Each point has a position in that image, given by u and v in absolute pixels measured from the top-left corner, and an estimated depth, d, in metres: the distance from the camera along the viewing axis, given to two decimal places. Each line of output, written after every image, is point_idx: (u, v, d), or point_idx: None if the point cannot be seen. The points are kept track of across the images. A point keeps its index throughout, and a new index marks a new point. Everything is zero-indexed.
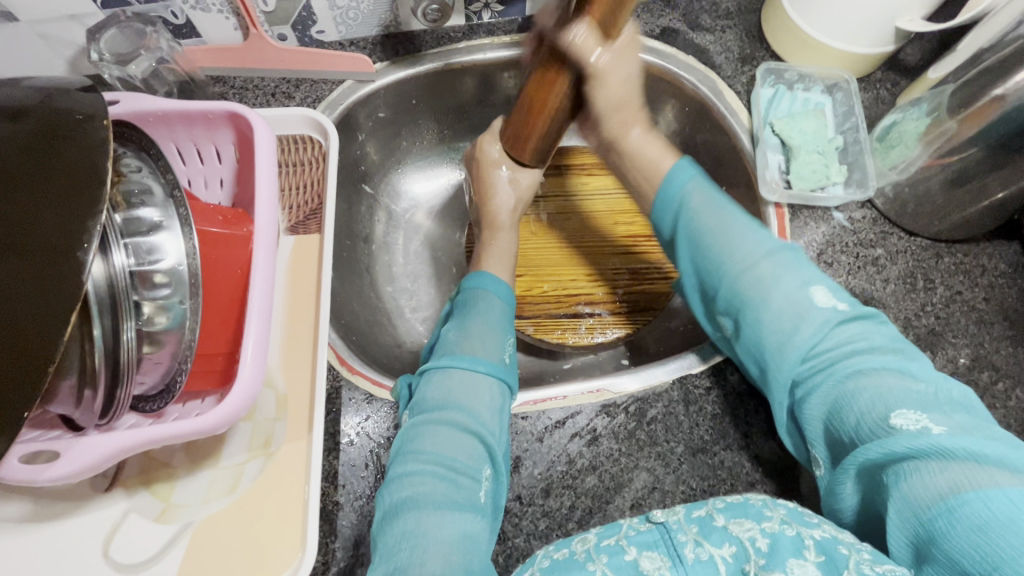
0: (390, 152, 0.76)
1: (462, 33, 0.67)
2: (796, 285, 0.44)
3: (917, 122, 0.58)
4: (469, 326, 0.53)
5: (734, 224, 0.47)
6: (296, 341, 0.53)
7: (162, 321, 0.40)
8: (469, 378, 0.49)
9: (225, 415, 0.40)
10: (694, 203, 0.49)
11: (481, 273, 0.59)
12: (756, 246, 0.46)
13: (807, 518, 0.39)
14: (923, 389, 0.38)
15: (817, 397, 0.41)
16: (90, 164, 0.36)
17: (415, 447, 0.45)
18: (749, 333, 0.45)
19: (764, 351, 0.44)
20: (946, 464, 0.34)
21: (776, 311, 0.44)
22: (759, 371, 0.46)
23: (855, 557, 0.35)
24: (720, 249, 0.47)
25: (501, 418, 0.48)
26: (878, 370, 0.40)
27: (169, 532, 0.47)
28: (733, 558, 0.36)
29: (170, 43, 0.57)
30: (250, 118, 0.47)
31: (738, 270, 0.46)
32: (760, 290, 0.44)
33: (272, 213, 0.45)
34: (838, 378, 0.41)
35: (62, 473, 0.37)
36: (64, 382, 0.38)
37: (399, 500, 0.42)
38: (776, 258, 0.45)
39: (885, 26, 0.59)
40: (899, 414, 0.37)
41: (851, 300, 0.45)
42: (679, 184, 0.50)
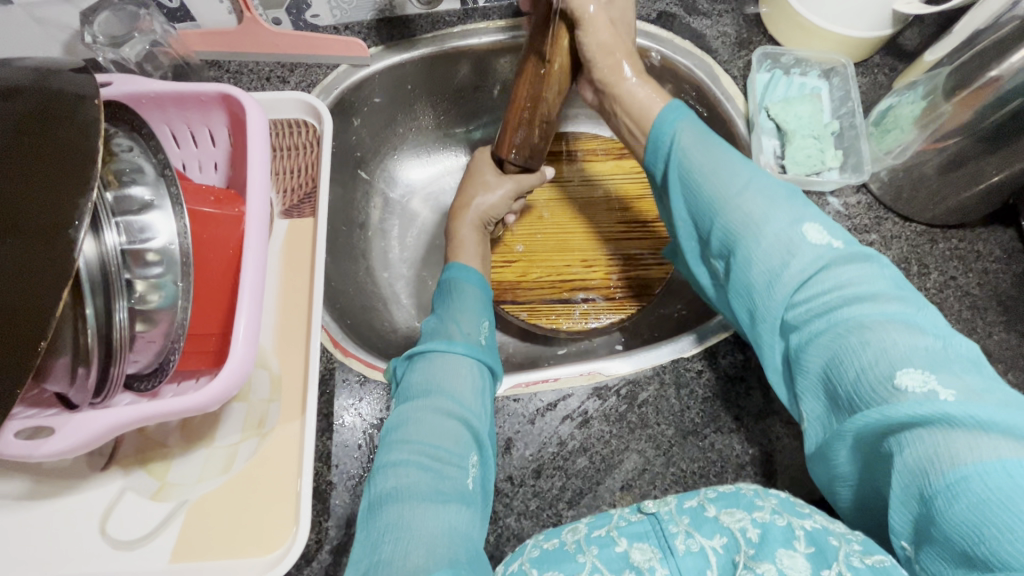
0: (387, 138, 0.76)
1: (458, 18, 0.67)
2: (790, 222, 0.43)
3: (912, 105, 0.58)
4: (447, 315, 0.55)
5: (723, 163, 0.46)
6: (291, 324, 0.54)
7: (154, 300, 0.40)
8: (449, 361, 0.49)
9: (218, 393, 0.41)
10: (683, 141, 0.49)
11: (460, 264, 0.61)
12: (744, 182, 0.45)
13: (798, 507, 0.40)
14: (928, 344, 0.36)
15: (814, 349, 0.40)
16: (81, 143, 0.37)
17: (401, 436, 0.45)
18: (741, 274, 0.43)
19: (755, 297, 0.43)
20: (950, 432, 0.33)
21: (766, 249, 0.42)
22: (747, 319, 0.45)
23: (846, 549, 0.35)
24: (709, 185, 0.46)
25: (484, 401, 0.49)
26: (882, 323, 0.38)
27: (165, 510, 0.47)
28: (724, 550, 0.37)
29: (164, 26, 0.58)
30: (242, 99, 0.47)
31: (727, 210, 0.45)
32: (752, 229, 0.43)
33: (263, 194, 0.45)
34: (838, 331, 0.39)
35: (56, 449, 0.38)
36: (58, 360, 0.38)
37: (386, 491, 0.42)
38: (767, 196, 0.44)
39: (881, 9, 0.59)
40: (905, 372, 0.35)
41: (848, 240, 0.43)
42: (669, 125, 0.50)
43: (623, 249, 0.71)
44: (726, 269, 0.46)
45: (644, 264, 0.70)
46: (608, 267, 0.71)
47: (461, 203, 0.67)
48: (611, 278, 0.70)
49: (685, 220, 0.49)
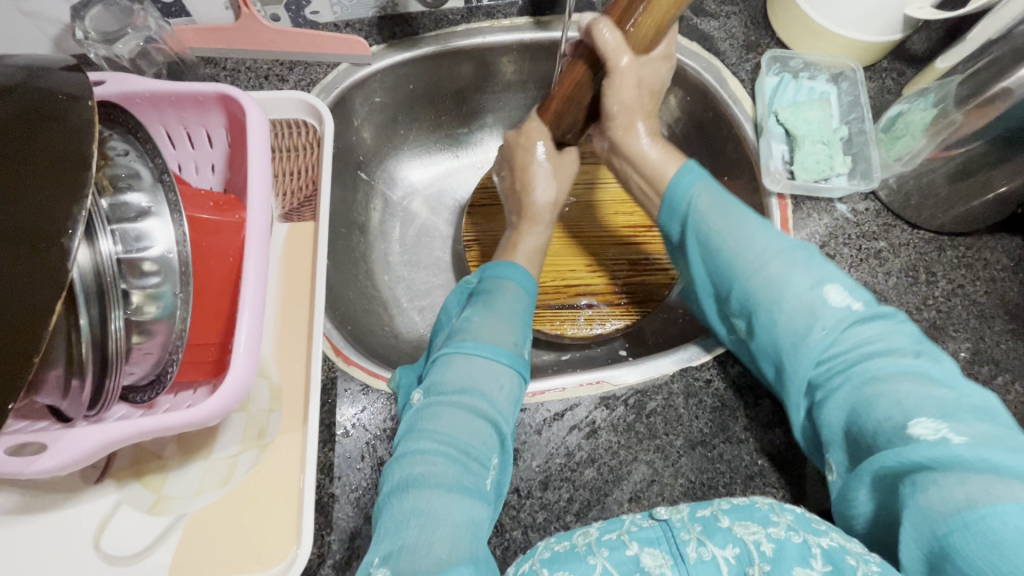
0: (387, 138, 0.75)
1: (461, 16, 0.65)
2: (809, 285, 0.44)
3: (923, 113, 0.57)
4: (489, 315, 0.51)
5: (741, 227, 0.47)
6: (292, 332, 0.52)
7: (151, 311, 0.39)
8: (489, 364, 0.48)
9: (217, 407, 0.39)
10: (702, 205, 0.49)
11: (500, 263, 0.58)
12: (766, 246, 0.46)
13: (814, 524, 0.39)
14: (941, 395, 0.38)
15: (835, 401, 0.41)
16: (75, 147, 0.35)
17: (431, 426, 0.44)
18: (765, 333, 0.45)
19: (782, 351, 0.44)
20: (966, 475, 0.33)
21: (790, 312, 0.43)
22: (775, 373, 0.46)
23: (863, 569, 0.34)
24: (730, 250, 0.46)
25: (516, 407, 0.47)
26: (896, 376, 0.39)
27: (162, 524, 0.46)
28: (736, 560, 0.36)
29: (159, 22, 0.56)
30: (242, 100, 0.46)
31: (749, 275, 0.45)
32: (772, 291, 0.44)
33: (265, 201, 0.43)
34: (855, 383, 0.41)
35: (49, 466, 0.36)
36: (51, 371, 0.37)
37: (409, 478, 0.41)
38: (788, 258, 0.45)
39: (895, 12, 0.58)
40: (918, 422, 0.36)
41: (869, 300, 0.44)
42: (685, 189, 0.50)
43: (627, 253, 0.71)
44: (749, 327, 0.47)
45: (648, 269, 0.70)
46: (613, 273, 0.70)
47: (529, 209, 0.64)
48: (615, 284, 0.70)
49: (703, 284, 0.49)
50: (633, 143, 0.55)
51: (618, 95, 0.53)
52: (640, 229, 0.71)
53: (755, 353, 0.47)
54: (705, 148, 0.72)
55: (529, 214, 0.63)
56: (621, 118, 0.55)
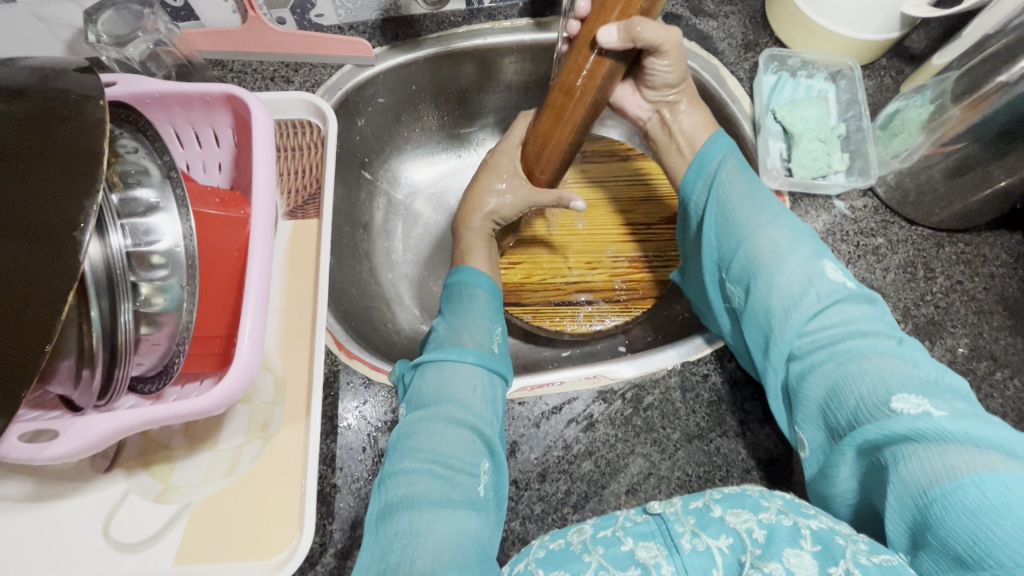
0: (391, 138, 0.76)
1: (463, 18, 0.67)
2: (809, 257, 0.47)
3: (920, 109, 0.58)
4: (457, 321, 0.53)
5: (756, 196, 0.51)
6: (296, 326, 0.53)
7: (159, 303, 0.40)
8: (459, 370, 0.49)
9: (222, 396, 0.40)
10: (727, 168, 0.53)
11: (467, 269, 0.58)
12: (769, 219, 0.49)
13: (804, 509, 0.39)
14: (922, 376, 0.39)
15: (818, 375, 0.42)
16: (86, 143, 0.36)
17: (413, 444, 0.45)
18: (758, 299, 0.47)
19: (770, 319, 0.46)
20: (944, 447, 0.35)
21: (787, 278, 0.46)
22: (761, 343, 0.48)
23: (852, 548, 0.35)
24: (741, 214, 0.50)
25: (494, 408, 0.48)
26: (879, 354, 0.41)
27: (169, 513, 0.47)
28: (731, 550, 0.36)
29: (168, 25, 0.58)
30: (247, 100, 0.47)
31: (752, 239, 0.49)
32: (772, 257, 0.47)
33: (268, 198, 0.45)
34: (838, 361, 0.42)
35: (60, 452, 0.38)
36: (62, 362, 0.38)
37: (397, 499, 0.42)
38: (791, 229, 0.48)
39: (890, 10, 0.58)
40: (900, 397, 0.37)
41: (860, 285, 0.47)
42: (716, 152, 0.55)
43: (626, 251, 0.71)
44: (744, 295, 0.49)
45: (648, 267, 0.70)
46: (613, 271, 0.70)
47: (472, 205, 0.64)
48: (615, 282, 0.70)
49: (711, 249, 0.52)
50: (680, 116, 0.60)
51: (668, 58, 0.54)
52: (639, 227, 0.72)
53: (744, 323, 0.49)
54: None
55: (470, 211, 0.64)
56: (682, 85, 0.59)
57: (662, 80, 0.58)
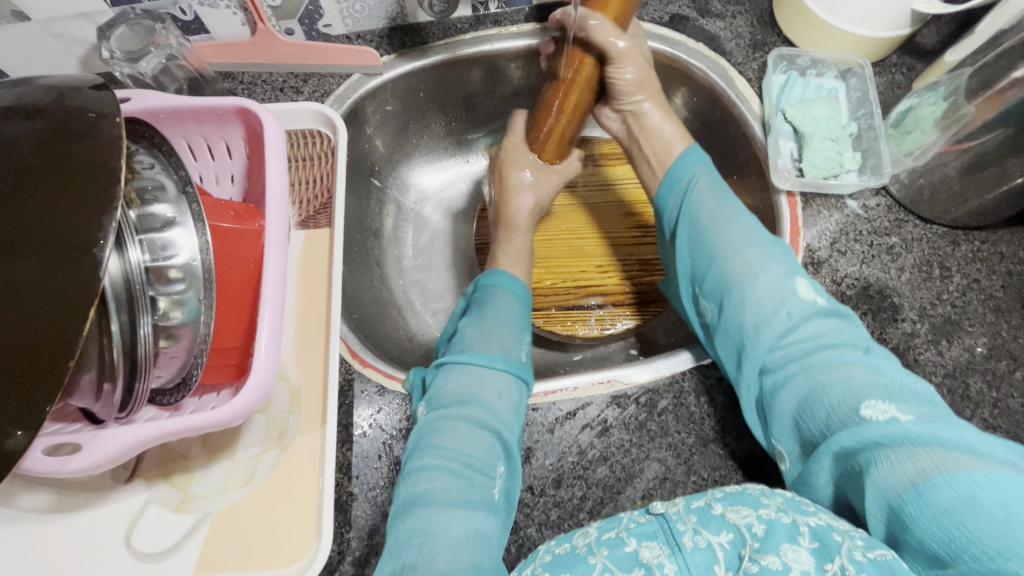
0: (400, 146, 0.76)
1: (470, 25, 0.67)
2: (781, 276, 0.47)
3: (934, 106, 0.57)
4: (487, 324, 0.54)
5: (728, 215, 0.51)
6: (310, 335, 0.54)
7: (177, 316, 0.40)
8: (487, 373, 0.49)
9: (239, 409, 0.41)
10: (699, 186, 0.54)
11: (496, 272, 0.59)
12: (744, 237, 0.50)
13: (804, 507, 0.38)
14: (887, 381, 0.40)
15: (790, 387, 0.43)
16: (103, 160, 0.37)
17: (435, 441, 0.45)
18: (733, 316, 0.48)
19: (743, 335, 0.47)
20: (914, 449, 0.35)
21: (759, 296, 0.47)
22: (736, 359, 0.48)
23: (848, 544, 0.35)
24: (714, 232, 0.51)
25: (516, 414, 0.48)
26: (848, 364, 0.42)
27: (189, 523, 0.48)
28: (731, 544, 0.36)
29: (179, 40, 0.58)
30: (259, 113, 0.48)
31: (727, 259, 0.49)
32: (745, 275, 0.48)
33: (281, 209, 0.45)
34: (810, 371, 0.43)
35: (84, 465, 0.38)
36: (84, 376, 0.39)
37: (415, 494, 0.42)
38: (765, 248, 0.49)
39: (900, 7, 0.58)
40: (869, 405, 0.38)
41: (832, 299, 0.47)
42: (688, 168, 0.55)
43: (638, 254, 0.71)
44: (718, 310, 0.50)
45: (659, 269, 0.70)
46: (624, 274, 0.71)
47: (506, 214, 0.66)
48: (625, 284, 0.70)
49: (685, 265, 0.53)
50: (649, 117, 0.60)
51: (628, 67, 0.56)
52: (650, 230, 0.72)
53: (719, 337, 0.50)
54: (714, 147, 0.72)
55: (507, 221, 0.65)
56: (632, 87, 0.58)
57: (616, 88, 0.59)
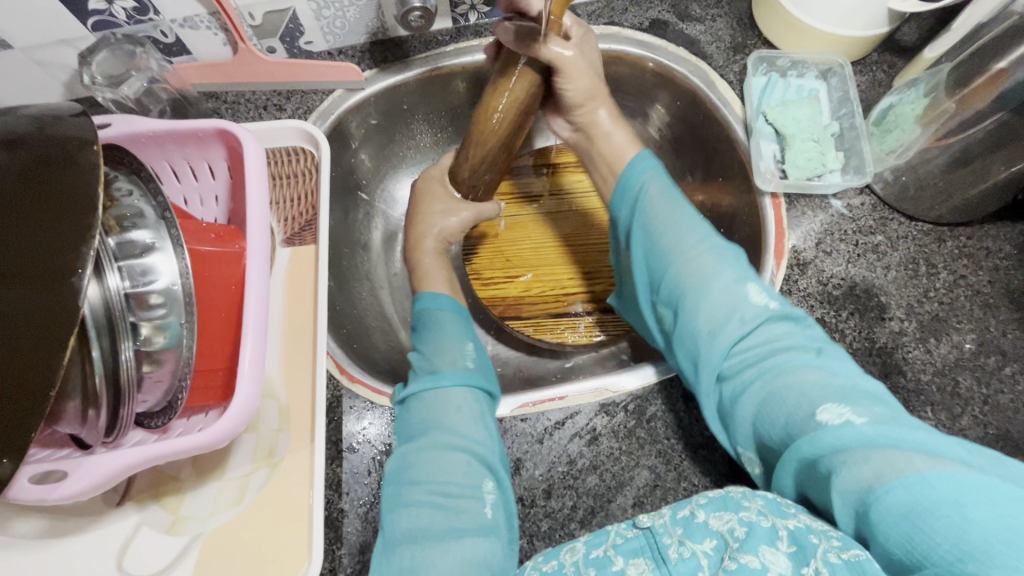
0: (385, 159, 0.77)
1: (451, 36, 0.67)
2: (732, 280, 0.48)
3: (914, 104, 0.57)
4: (431, 348, 0.54)
5: (681, 219, 0.52)
6: (297, 353, 0.54)
7: (160, 341, 0.40)
8: (442, 396, 0.49)
9: (224, 430, 0.41)
10: (651, 192, 0.54)
11: (432, 294, 0.59)
12: (696, 240, 0.51)
13: (785, 509, 0.38)
14: (840, 382, 0.41)
15: (749, 395, 0.44)
16: (81, 189, 0.37)
17: (411, 477, 0.45)
18: (687, 325, 0.48)
19: (697, 343, 0.47)
20: (870, 452, 0.35)
21: (713, 300, 0.47)
22: (692, 367, 0.49)
23: (824, 545, 0.34)
24: (668, 236, 0.51)
25: (484, 425, 0.48)
26: (799, 367, 0.43)
27: (180, 544, 0.48)
28: (714, 552, 0.35)
29: (160, 62, 0.59)
30: (239, 134, 0.48)
31: (681, 262, 0.50)
32: (697, 281, 0.48)
33: (262, 229, 0.45)
34: (766, 379, 0.44)
35: (69, 492, 0.38)
36: (68, 404, 0.39)
37: (400, 534, 0.42)
38: (716, 253, 0.50)
39: (878, 6, 0.58)
40: (825, 409, 0.39)
41: (782, 301, 0.48)
42: (639, 173, 0.55)
43: None
44: (674, 317, 0.50)
45: None
46: (611, 280, 0.71)
47: (421, 233, 0.65)
48: (613, 290, 0.70)
49: (642, 268, 0.53)
50: (599, 126, 0.60)
51: (574, 84, 0.57)
52: None
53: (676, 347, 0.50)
54: (698, 150, 0.72)
55: (416, 243, 0.65)
56: (585, 104, 0.59)
57: (569, 98, 0.59)
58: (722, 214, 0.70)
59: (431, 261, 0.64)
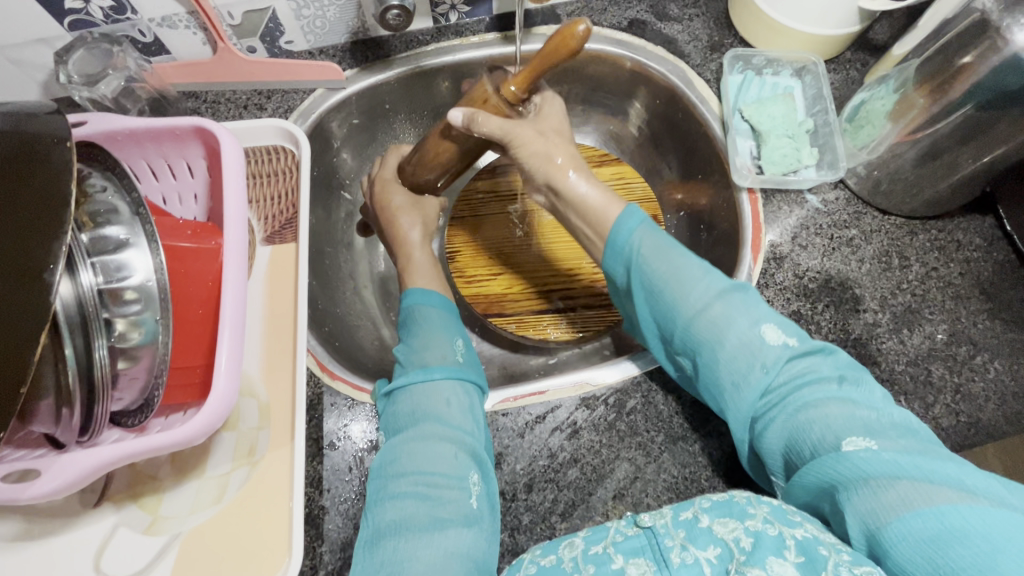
0: (368, 158, 0.77)
1: (431, 36, 0.68)
2: (748, 325, 0.45)
3: (884, 100, 0.59)
4: (417, 342, 0.53)
5: (682, 268, 0.47)
6: (277, 351, 0.54)
7: (135, 337, 0.40)
8: (431, 389, 0.49)
9: (202, 427, 0.41)
10: (645, 249, 0.49)
11: (420, 291, 0.59)
12: (705, 290, 0.46)
13: (790, 516, 0.38)
14: (867, 414, 0.40)
15: (774, 430, 0.42)
16: (54, 185, 0.37)
17: (397, 469, 0.45)
18: (708, 372, 0.45)
19: (722, 395, 0.44)
20: (896, 481, 0.35)
21: (730, 353, 0.44)
22: (717, 408, 0.46)
23: (835, 559, 0.34)
24: (672, 295, 0.47)
25: (473, 416, 0.49)
26: (825, 401, 0.41)
27: (158, 544, 0.47)
28: (718, 559, 0.35)
29: (138, 61, 0.59)
30: (216, 131, 0.48)
31: (693, 318, 0.46)
32: (716, 333, 0.45)
33: (240, 227, 0.45)
34: (789, 412, 0.41)
35: (44, 490, 0.38)
36: (42, 402, 0.39)
37: (385, 526, 0.42)
38: (727, 301, 0.45)
39: (849, 6, 0.59)
40: (850, 441, 0.38)
41: (802, 335, 0.45)
42: (627, 235, 0.50)
43: None
44: (693, 366, 0.47)
45: None
46: (593, 276, 0.71)
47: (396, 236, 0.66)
48: (595, 286, 0.71)
49: (649, 324, 0.49)
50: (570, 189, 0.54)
51: (529, 148, 0.55)
52: None
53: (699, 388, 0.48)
54: (678, 148, 0.73)
55: (399, 243, 0.65)
56: (545, 167, 0.55)
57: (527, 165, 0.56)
58: (701, 210, 0.71)
59: (421, 253, 0.65)
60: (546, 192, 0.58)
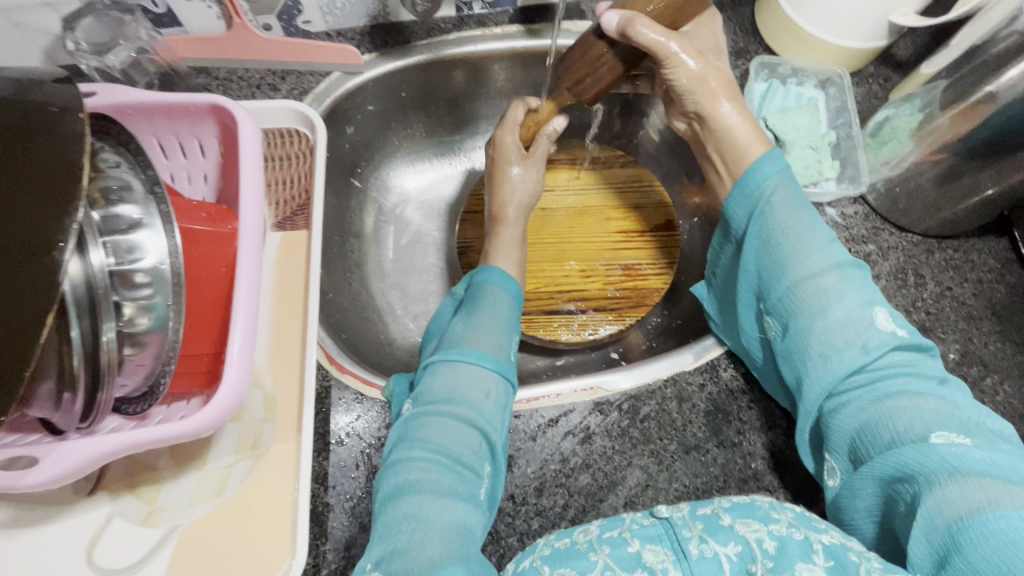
0: (379, 146, 0.75)
1: (453, 25, 0.66)
2: (859, 304, 0.46)
3: (909, 117, 0.58)
4: (475, 322, 0.53)
5: (804, 230, 0.50)
6: (285, 341, 0.52)
7: (143, 322, 0.38)
8: (475, 371, 0.49)
9: (214, 417, 0.39)
10: (775, 199, 0.51)
11: (491, 269, 0.59)
12: (823, 258, 0.49)
13: (814, 523, 0.39)
14: (960, 416, 0.41)
15: (851, 410, 0.43)
16: (64, 159, 0.35)
17: (422, 435, 0.45)
18: (795, 334, 0.47)
19: (807, 360, 0.45)
20: (983, 480, 0.36)
21: (832, 322, 0.46)
22: (791, 379, 0.47)
23: (867, 565, 0.35)
24: (788, 251, 0.49)
25: (504, 414, 0.48)
26: (921, 394, 0.42)
27: (156, 536, 0.46)
28: (739, 557, 0.36)
29: (150, 32, 0.56)
30: (233, 110, 0.46)
31: (801, 279, 0.48)
32: (819, 300, 0.47)
33: (255, 211, 0.43)
34: (876, 395, 0.42)
35: (42, 479, 0.36)
36: (42, 385, 0.37)
37: (405, 482, 0.42)
38: (843, 272, 0.48)
39: (880, 18, 0.59)
40: (939, 435, 0.39)
41: (910, 330, 0.46)
42: (762, 179, 0.52)
43: (619, 259, 0.71)
44: (782, 330, 0.49)
45: (641, 274, 0.70)
46: (606, 278, 0.70)
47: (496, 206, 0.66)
48: (607, 290, 0.69)
49: (751, 274, 0.52)
50: (721, 121, 0.56)
51: (685, 72, 0.55)
52: (631, 234, 0.71)
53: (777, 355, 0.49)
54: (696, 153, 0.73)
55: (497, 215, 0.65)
56: (701, 92, 0.56)
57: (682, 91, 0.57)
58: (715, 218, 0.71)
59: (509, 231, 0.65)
60: (692, 120, 0.60)
